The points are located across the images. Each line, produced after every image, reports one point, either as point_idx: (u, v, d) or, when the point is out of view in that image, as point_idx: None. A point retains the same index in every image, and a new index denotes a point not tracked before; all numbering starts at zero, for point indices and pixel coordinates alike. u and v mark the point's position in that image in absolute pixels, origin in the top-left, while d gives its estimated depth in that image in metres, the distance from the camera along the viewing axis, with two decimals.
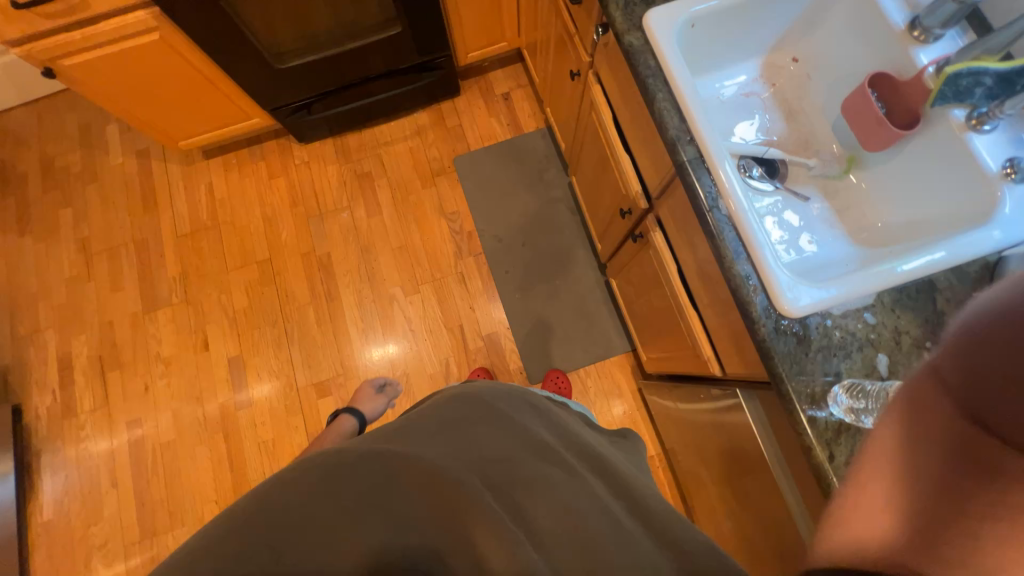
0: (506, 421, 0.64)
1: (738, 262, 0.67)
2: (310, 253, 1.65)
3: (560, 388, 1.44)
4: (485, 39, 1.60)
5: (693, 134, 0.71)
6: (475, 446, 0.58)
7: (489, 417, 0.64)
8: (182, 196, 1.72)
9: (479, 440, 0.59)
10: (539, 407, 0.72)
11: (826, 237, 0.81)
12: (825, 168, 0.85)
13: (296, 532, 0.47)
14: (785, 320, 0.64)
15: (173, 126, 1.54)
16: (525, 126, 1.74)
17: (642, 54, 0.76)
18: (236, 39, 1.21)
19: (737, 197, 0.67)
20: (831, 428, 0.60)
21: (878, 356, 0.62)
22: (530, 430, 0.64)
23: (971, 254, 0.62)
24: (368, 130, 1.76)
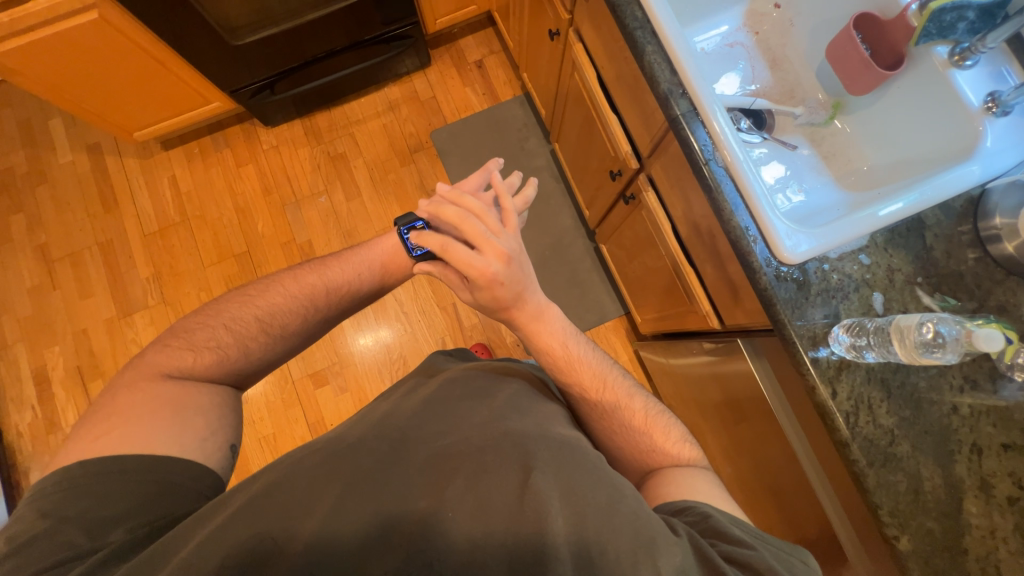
0: (486, 386, 0.66)
1: (736, 214, 0.67)
2: (290, 242, 1.59)
3: None
4: (454, 4, 1.52)
5: (685, 88, 0.70)
6: (451, 430, 0.58)
7: (472, 391, 0.65)
8: (144, 192, 1.62)
9: (457, 422, 0.59)
10: (517, 371, 0.72)
11: (814, 184, 0.82)
12: (811, 116, 0.86)
13: (293, 520, 0.48)
14: (784, 268, 0.65)
15: (125, 116, 1.43)
16: (501, 94, 1.68)
17: (629, 5, 0.73)
18: (185, 15, 1.12)
19: (732, 147, 0.67)
20: (833, 367, 0.62)
21: (874, 295, 0.65)
22: (502, 400, 0.63)
23: (957, 190, 0.64)
24: (338, 109, 1.68)
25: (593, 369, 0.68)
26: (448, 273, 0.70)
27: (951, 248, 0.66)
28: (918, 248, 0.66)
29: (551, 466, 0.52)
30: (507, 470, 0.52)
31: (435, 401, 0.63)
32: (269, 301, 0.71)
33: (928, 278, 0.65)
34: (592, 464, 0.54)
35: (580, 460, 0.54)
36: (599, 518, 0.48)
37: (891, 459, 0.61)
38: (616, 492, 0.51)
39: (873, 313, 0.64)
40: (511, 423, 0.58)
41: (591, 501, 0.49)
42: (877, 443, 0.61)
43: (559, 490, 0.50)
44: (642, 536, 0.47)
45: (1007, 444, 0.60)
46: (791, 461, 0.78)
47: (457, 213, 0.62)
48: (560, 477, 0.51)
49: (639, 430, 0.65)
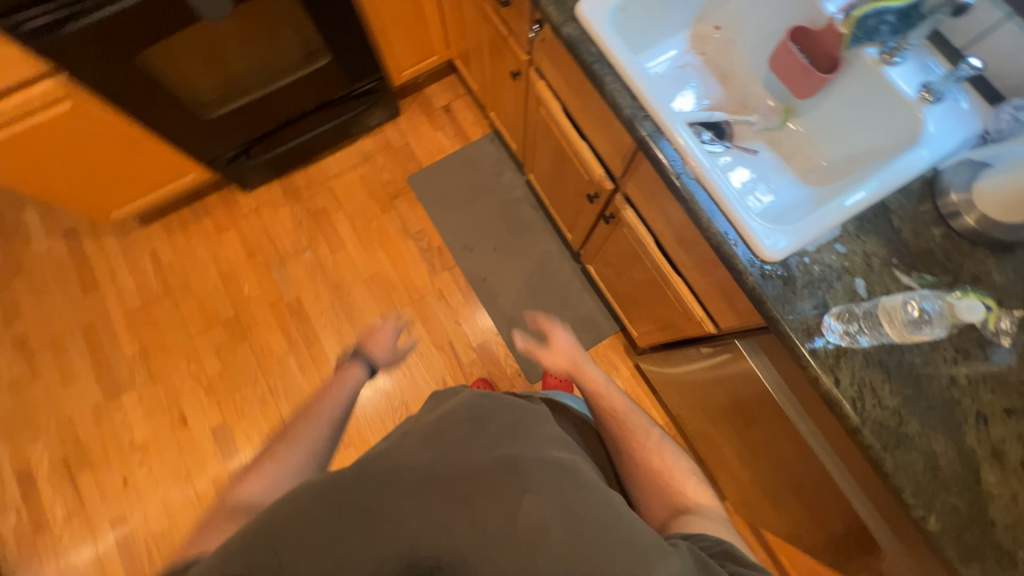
0: (484, 408, 0.66)
1: (714, 220, 0.70)
2: (278, 301, 1.58)
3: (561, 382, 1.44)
4: (417, 57, 1.60)
5: (648, 110, 0.74)
6: (452, 452, 0.58)
7: (468, 408, 0.66)
8: (125, 269, 1.60)
9: (457, 444, 0.59)
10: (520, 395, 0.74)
11: (780, 184, 0.87)
12: (766, 122, 0.91)
13: (296, 538, 0.47)
14: (767, 265, 0.68)
15: (102, 198, 1.44)
16: (472, 134, 1.74)
17: (583, 42, 0.78)
18: (157, 95, 1.15)
19: (699, 158, 0.71)
20: (831, 355, 0.64)
21: (856, 280, 0.67)
22: (499, 423, 0.64)
23: (910, 174, 0.69)
24: (314, 166, 1.71)
25: (627, 411, 0.77)
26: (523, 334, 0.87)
27: (917, 228, 0.69)
28: (887, 231, 0.69)
29: (543, 488, 0.54)
30: (502, 491, 0.53)
31: (434, 425, 0.64)
32: (312, 436, 0.97)
33: (902, 259, 0.68)
34: (584, 484, 0.56)
35: (574, 481, 0.56)
36: (593, 533, 0.50)
37: (903, 439, 0.61)
38: (612, 512, 0.53)
39: (859, 298, 0.66)
40: (506, 448, 0.59)
41: (585, 517, 0.51)
42: (887, 425, 0.62)
43: (553, 510, 0.52)
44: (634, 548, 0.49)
45: (1008, 408, 0.62)
46: (807, 455, 0.78)
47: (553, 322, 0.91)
48: (552, 497, 0.53)
49: (654, 468, 0.71)
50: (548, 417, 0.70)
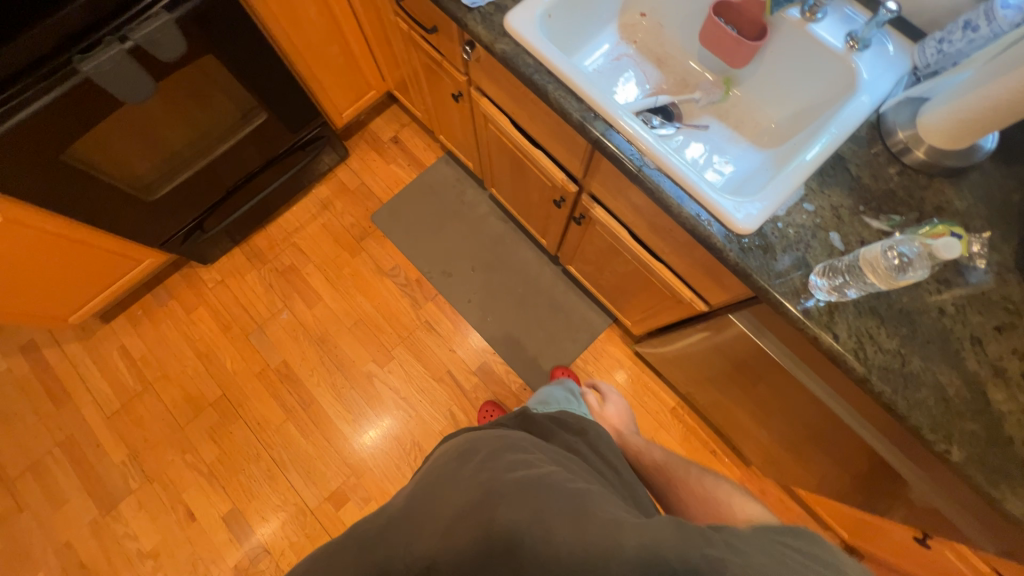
0: (470, 446, 0.69)
1: (684, 205, 0.70)
2: (264, 369, 1.52)
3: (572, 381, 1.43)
4: (354, 95, 1.57)
5: (595, 110, 0.74)
6: (436, 493, 0.61)
7: (458, 449, 0.70)
8: (95, 373, 1.52)
9: (442, 485, 0.62)
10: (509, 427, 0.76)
11: (736, 153, 0.89)
12: (709, 96, 0.93)
13: None
14: (744, 238, 0.68)
15: (55, 305, 1.36)
16: (425, 160, 1.73)
17: (518, 56, 0.77)
18: (93, 190, 1.10)
19: (656, 147, 0.71)
20: (825, 312, 0.65)
21: (831, 235, 0.68)
22: (480, 453, 0.65)
23: (857, 122, 0.71)
24: (273, 224, 1.67)
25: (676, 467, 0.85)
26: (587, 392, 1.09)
27: (874, 171, 0.71)
28: (848, 180, 0.70)
29: (514, 495, 0.53)
30: (477, 507, 0.54)
31: (427, 475, 0.68)
32: None
33: (868, 204, 0.69)
34: (558, 483, 0.55)
35: (546, 481, 0.55)
36: (564, 528, 0.49)
37: (910, 378, 0.63)
38: (587, 508, 0.52)
39: (838, 252, 0.67)
40: (484, 472, 0.60)
41: (554, 513, 0.51)
42: (890, 368, 0.63)
43: (523, 512, 0.51)
44: (607, 535, 0.48)
45: (997, 325, 0.64)
46: (823, 411, 0.78)
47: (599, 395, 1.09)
48: (522, 501, 0.52)
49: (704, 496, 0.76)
50: (535, 438, 0.71)
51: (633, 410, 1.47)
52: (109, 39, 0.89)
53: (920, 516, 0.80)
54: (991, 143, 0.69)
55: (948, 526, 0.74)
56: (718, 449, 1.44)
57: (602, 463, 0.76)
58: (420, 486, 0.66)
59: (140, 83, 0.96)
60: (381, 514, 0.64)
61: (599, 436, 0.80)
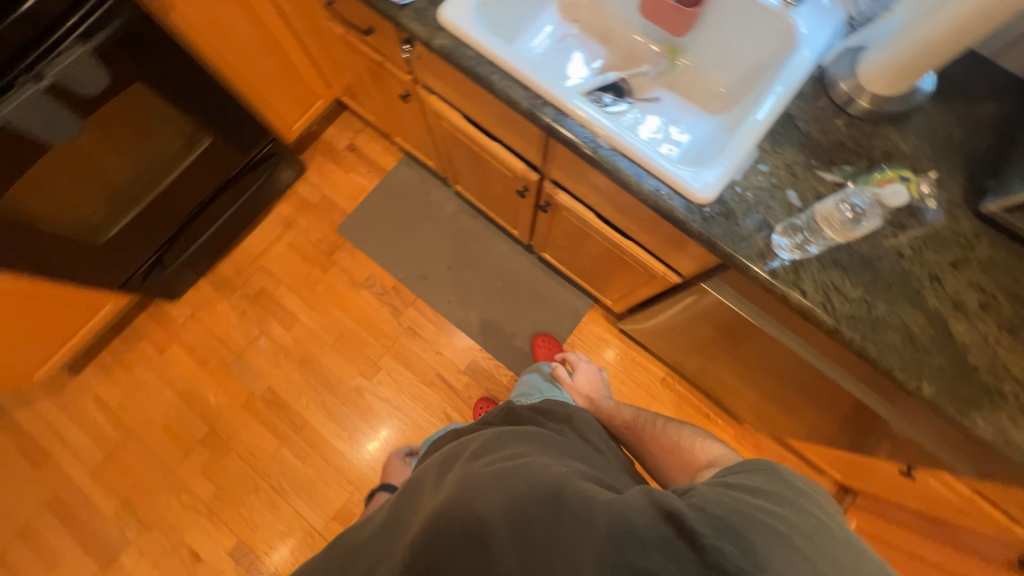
0: (455, 452, 0.73)
1: (643, 181, 0.69)
2: (250, 399, 1.49)
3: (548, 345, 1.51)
4: (302, 107, 1.52)
5: (543, 97, 0.73)
6: (423, 497, 0.65)
7: (443, 456, 0.74)
8: (73, 428, 1.46)
9: (428, 489, 0.66)
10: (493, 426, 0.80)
11: (690, 122, 0.89)
12: (657, 68, 0.93)
13: None
14: (705, 208, 0.68)
15: (17, 365, 1.30)
16: (385, 164, 1.69)
17: (458, 49, 0.75)
18: (40, 243, 1.05)
19: (608, 127, 0.70)
20: (790, 270, 0.66)
21: (788, 193, 0.69)
22: (463, 456, 0.69)
23: (801, 77, 0.72)
24: (237, 250, 1.61)
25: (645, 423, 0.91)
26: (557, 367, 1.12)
27: (822, 124, 0.72)
28: (799, 137, 0.71)
29: (489, 487, 0.57)
30: (454, 501, 0.56)
31: (416, 482, 0.73)
32: None
33: (820, 158, 0.70)
34: (535, 471, 0.59)
35: (519, 472, 0.59)
36: (537, 514, 0.52)
37: (877, 323, 0.64)
38: (558, 492, 0.55)
39: (796, 209, 0.68)
40: (466, 470, 0.63)
41: (527, 499, 0.54)
42: (858, 315, 0.64)
43: (501, 502, 0.54)
44: (576, 518, 0.52)
45: (952, 260, 0.66)
46: (802, 364, 0.80)
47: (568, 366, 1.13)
48: (500, 491, 0.55)
49: (677, 448, 0.83)
50: (517, 430, 0.75)
51: (625, 386, 1.49)
52: (23, 78, 0.82)
53: (903, 450, 0.84)
54: (928, 83, 0.71)
55: (928, 457, 0.78)
56: (711, 412, 1.48)
57: (587, 442, 0.79)
58: (409, 492, 0.71)
59: (64, 121, 0.91)
60: (375, 521, 0.69)
61: (587, 421, 0.84)
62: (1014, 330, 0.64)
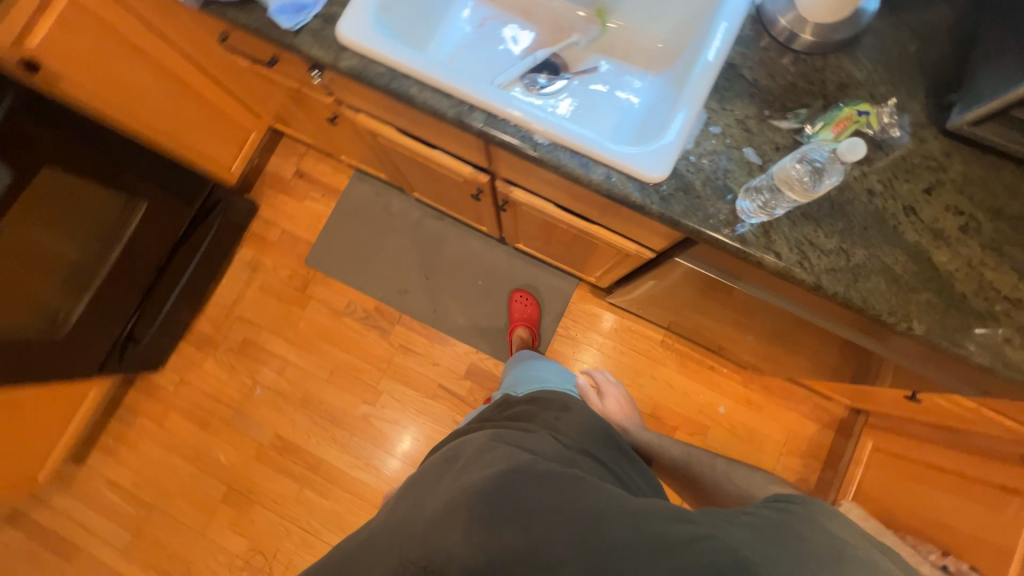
0: (456, 450, 0.73)
1: (592, 172, 0.65)
2: (260, 450, 1.48)
3: (527, 304, 1.49)
4: (235, 144, 1.43)
5: (468, 102, 0.67)
6: (425, 495, 0.65)
7: (444, 454, 0.75)
8: (94, 515, 1.46)
9: (430, 487, 0.66)
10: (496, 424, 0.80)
11: (633, 86, 0.84)
12: (588, 35, 0.87)
13: None
14: (661, 186, 0.64)
15: (18, 471, 1.28)
16: (338, 184, 1.62)
17: (368, 67, 0.69)
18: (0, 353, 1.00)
19: (543, 120, 0.65)
20: (760, 235, 0.62)
21: (745, 151, 0.64)
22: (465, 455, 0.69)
23: (737, 21, 0.67)
24: (210, 305, 1.57)
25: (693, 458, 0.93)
26: (585, 388, 1.11)
27: (769, 68, 0.67)
28: (747, 87, 0.66)
29: (493, 493, 0.57)
30: (458, 508, 0.57)
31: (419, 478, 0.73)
32: None
33: (773, 106, 0.65)
34: (536, 474, 0.59)
35: (522, 475, 0.59)
36: (548, 522, 0.53)
37: (858, 271, 0.62)
38: (563, 502, 0.55)
39: (756, 169, 0.64)
40: (467, 473, 0.63)
41: (533, 510, 0.55)
42: (838, 267, 0.62)
43: (505, 512, 0.55)
44: (585, 529, 0.52)
45: (926, 188, 0.63)
46: (792, 319, 0.78)
47: (605, 378, 1.14)
48: (503, 500, 0.56)
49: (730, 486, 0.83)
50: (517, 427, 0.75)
51: (627, 357, 1.48)
52: None
53: (906, 379, 0.83)
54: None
55: (932, 384, 0.77)
56: (716, 364, 1.47)
57: (586, 430, 0.78)
58: (410, 487, 0.70)
59: None
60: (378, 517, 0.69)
61: (583, 410, 0.84)
62: (998, 248, 0.61)
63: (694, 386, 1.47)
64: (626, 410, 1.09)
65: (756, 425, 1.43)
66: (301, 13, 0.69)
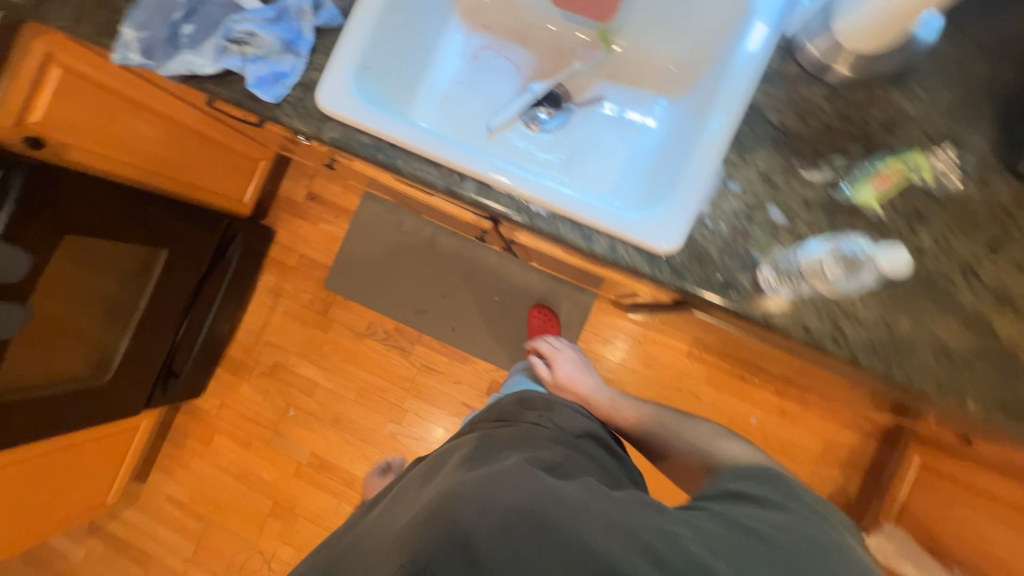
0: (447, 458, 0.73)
1: (595, 244, 0.60)
2: (300, 467, 1.56)
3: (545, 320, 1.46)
4: (244, 176, 1.43)
5: (457, 170, 0.62)
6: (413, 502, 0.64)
7: (436, 461, 0.74)
8: (161, 527, 1.60)
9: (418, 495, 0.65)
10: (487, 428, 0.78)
11: (644, 116, 0.76)
12: (591, 60, 0.78)
13: None
14: (673, 256, 0.58)
15: (90, 495, 1.41)
16: (349, 204, 1.60)
17: (351, 139, 0.64)
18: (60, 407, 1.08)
19: (541, 191, 0.60)
20: (787, 306, 0.55)
21: (770, 211, 0.57)
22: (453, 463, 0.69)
23: (762, 54, 0.59)
24: (240, 332, 1.63)
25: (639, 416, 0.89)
26: (534, 363, 1.07)
27: (801, 108, 0.59)
28: (773, 133, 0.59)
29: (473, 492, 0.56)
30: (436, 508, 0.55)
31: (412, 484, 0.72)
32: None
33: (803, 155, 0.58)
34: (517, 473, 0.58)
35: (502, 475, 0.58)
36: (529, 518, 0.52)
37: (903, 345, 0.54)
38: (541, 499, 0.54)
39: (781, 230, 0.57)
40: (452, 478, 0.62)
41: (514, 506, 0.53)
42: (879, 342, 0.55)
43: (483, 509, 0.53)
44: (564, 527, 0.51)
45: (990, 245, 0.55)
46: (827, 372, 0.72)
47: (549, 346, 1.10)
48: (482, 497, 0.55)
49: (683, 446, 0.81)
50: (507, 432, 0.74)
51: (651, 369, 1.44)
52: None
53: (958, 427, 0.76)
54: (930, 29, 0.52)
55: (987, 438, 0.70)
56: (747, 374, 1.40)
57: (570, 437, 0.76)
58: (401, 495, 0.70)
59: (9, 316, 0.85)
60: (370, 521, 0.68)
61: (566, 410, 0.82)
62: None
63: (724, 397, 1.41)
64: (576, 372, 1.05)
65: (790, 437, 1.37)
66: (279, 83, 0.65)
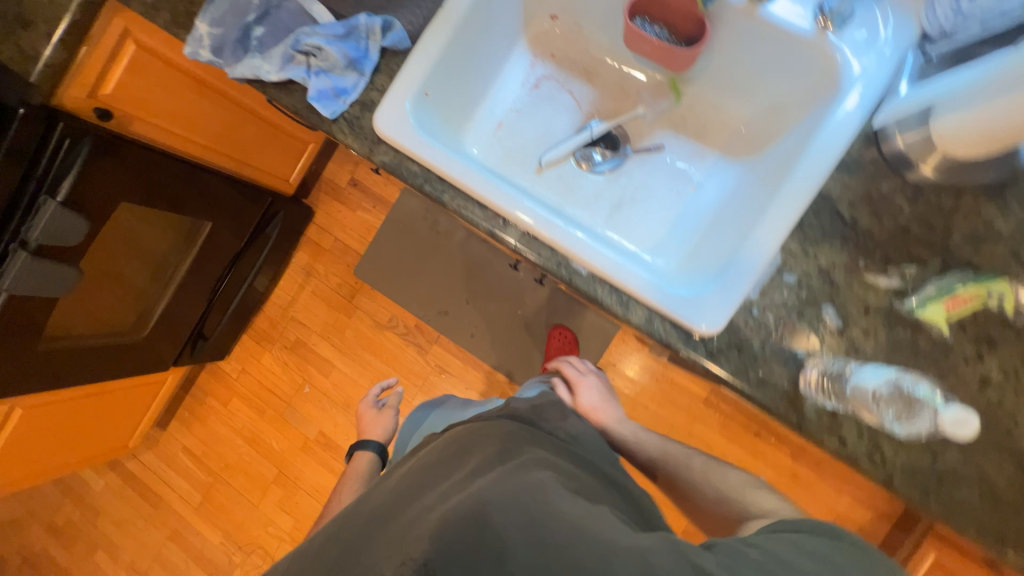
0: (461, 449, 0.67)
1: (631, 312, 0.58)
2: (307, 442, 1.61)
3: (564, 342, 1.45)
4: (292, 158, 1.46)
5: (504, 216, 0.61)
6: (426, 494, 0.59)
7: (446, 449, 0.68)
8: (173, 473, 1.70)
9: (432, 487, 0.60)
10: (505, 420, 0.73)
11: (703, 174, 0.72)
12: (655, 107, 0.75)
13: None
14: (712, 339, 0.56)
15: (114, 436, 1.50)
16: (389, 195, 1.61)
17: (402, 166, 0.64)
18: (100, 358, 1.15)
19: (587, 250, 0.58)
20: (826, 414, 0.53)
21: (823, 310, 0.55)
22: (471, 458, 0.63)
23: (842, 142, 0.57)
24: (269, 303, 1.68)
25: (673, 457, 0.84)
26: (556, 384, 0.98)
27: (878, 206, 0.58)
28: (840, 227, 0.57)
29: (506, 506, 0.51)
30: (464, 515, 0.50)
31: (419, 470, 0.66)
32: None
33: (870, 257, 0.56)
34: (548, 493, 0.54)
35: (533, 493, 0.53)
36: (562, 545, 0.48)
37: (945, 477, 0.52)
38: (577, 525, 0.50)
39: (832, 332, 0.55)
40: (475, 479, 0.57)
41: (546, 530, 0.49)
42: (920, 468, 0.52)
43: (516, 527, 0.49)
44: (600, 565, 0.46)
45: None
46: None
47: (575, 370, 1.01)
48: (513, 514, 0.50)
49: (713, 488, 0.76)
50: (527, 436, 0.69)
51: (664, 409, 1.41)
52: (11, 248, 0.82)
53: None
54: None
55: None
56: (762, 432, 1.36)
57: (587, 454, 0.73)
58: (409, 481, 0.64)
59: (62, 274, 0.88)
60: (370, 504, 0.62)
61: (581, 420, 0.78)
62: None
63: (734, 450, 1.37)
64: (604, 403, 0.95)
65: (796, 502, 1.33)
66: (338, 99, 0.65)
